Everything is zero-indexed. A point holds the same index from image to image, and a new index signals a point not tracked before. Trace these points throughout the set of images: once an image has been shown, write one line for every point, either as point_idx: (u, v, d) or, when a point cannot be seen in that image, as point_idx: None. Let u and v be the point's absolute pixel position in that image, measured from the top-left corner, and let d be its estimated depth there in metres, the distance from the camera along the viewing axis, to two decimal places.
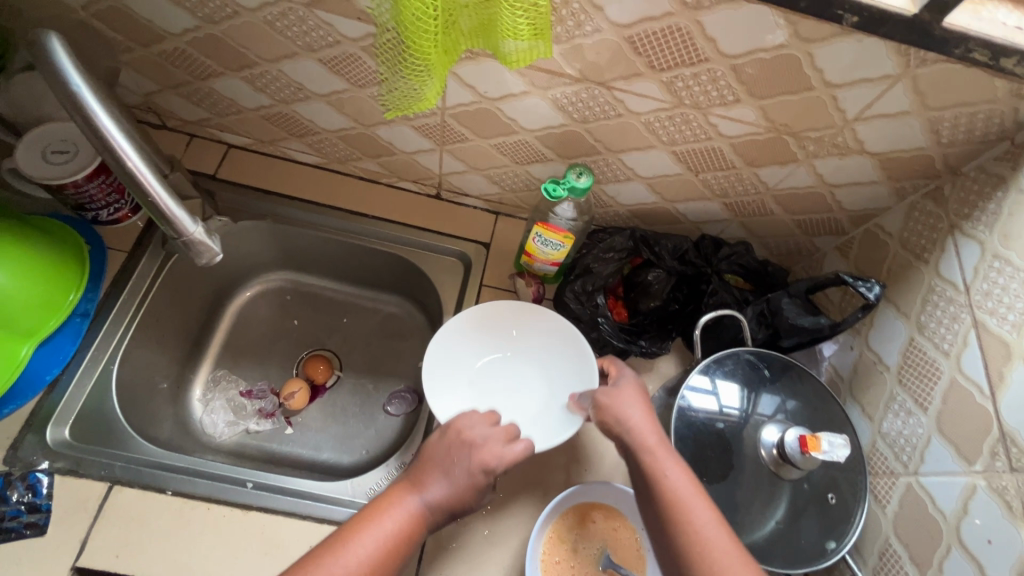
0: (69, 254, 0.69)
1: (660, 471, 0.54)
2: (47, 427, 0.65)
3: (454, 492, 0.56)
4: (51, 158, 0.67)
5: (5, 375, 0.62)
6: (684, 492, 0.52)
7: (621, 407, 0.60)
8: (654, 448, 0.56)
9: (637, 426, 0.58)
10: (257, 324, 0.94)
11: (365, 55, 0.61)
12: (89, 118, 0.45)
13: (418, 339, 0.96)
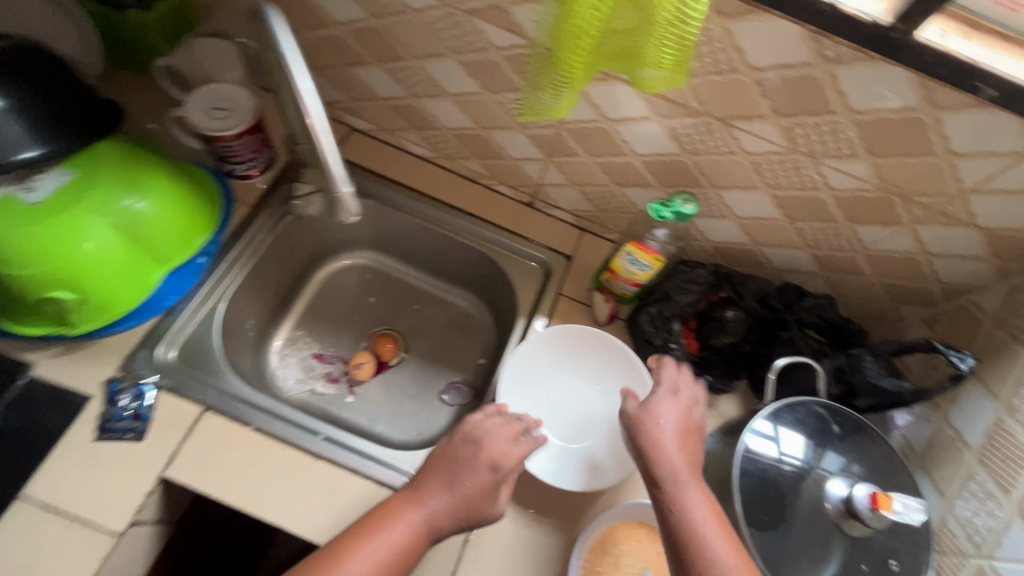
0: (199, 189, 0.77)
1: (681, 500, 0.55)
2: (157, 346, 0.72)
3: (461, 497, 0.59)
4: (210, 113, 0.76)
5: (137, 293, 0.70)
6: (706, 525, 0.53)
7: (651, 425, 0.60)
8: (678, 477, 0.56)
9: (664, 449, 0.58)
10: (337, 296, 1.01)
11: (505, 63, 0.67)
12: (281, 59, 0.49)
13: (481, 336, 1.00)
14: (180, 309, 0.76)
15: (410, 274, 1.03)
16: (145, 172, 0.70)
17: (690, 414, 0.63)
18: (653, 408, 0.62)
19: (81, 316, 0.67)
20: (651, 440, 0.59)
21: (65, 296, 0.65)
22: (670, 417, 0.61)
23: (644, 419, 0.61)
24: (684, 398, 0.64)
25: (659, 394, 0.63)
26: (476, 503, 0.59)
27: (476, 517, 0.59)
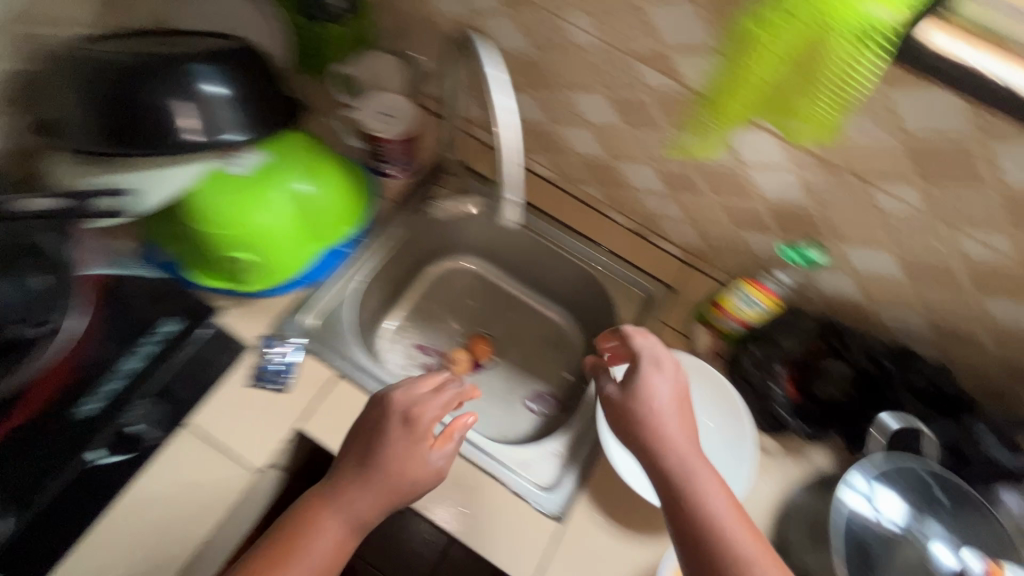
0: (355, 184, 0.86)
1: (694, 489, 0.55)
2: (300, 312, 0.81)
3: (389, 469, 0.62)
4: (379, 117, 0.87)
5: (295, 263, 0.79)
6: (727, 518, 0.53)
7: (644, 408, 0.61)
8: (683, 466, 0.57)
9: (662, 435, 0.59)
10: (441, 295, 1.08)
11: (653, 102, 0.74)
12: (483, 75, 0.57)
13: (570, 352, 1.05)
14: (325, 284, 0.85)
15: (509, 282, 1.08)
16: (327, 164, 0.82)
17: (681, 395, 0.63)
18: (647, 392, 0.62)
19: (253, 277, 0.77)
20: (648, 426, 0.60)
21: (245, 257, 0.75)
22: (665, 399, 0.62)
23: (636, 403, 0.61)
24: (675, 381, 0.64)
25: (643, 376, 0.63)
26: (414, 470, 0.62)
27: (414, 481, 0.62)
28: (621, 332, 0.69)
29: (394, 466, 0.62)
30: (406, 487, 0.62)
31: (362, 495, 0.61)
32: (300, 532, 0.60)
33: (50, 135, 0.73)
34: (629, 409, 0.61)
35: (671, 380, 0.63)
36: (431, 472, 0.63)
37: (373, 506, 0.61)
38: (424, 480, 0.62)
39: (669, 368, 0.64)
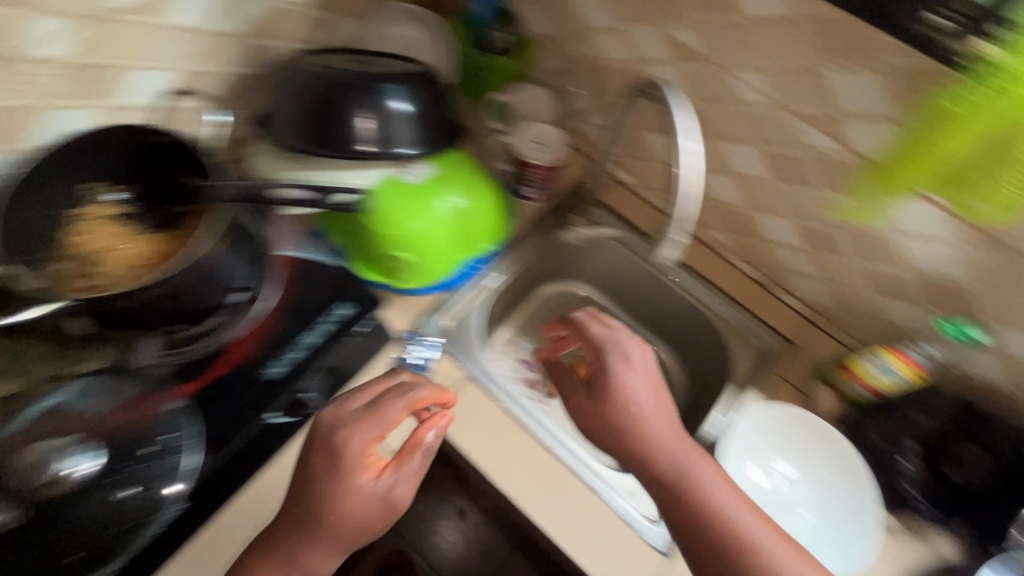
0: (502, 201, 0.92)
1: (693, 480, 0.62)
2: (433, 313, 0.87)
3: (341, 521, 0.56)
4: (531, 144, 0.93)
5: (445, 266, 0.85)
6: (741, 516, 0.59)
7: (629, 412, 0.66)
8: (678, 465, 0.63)
9: (649, 438, 0.64)
10: (548, 316, 1.12)
11: (813, 161, 0.76)
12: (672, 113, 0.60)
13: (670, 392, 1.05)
14: (460, 292, 0.90)
15: (616, 314, 1.08)
16: (484, 185, 0.90)
17: (650, 386, 0.68)
18: (626, 398, 0.67)
19: (405, 276, 0.83)
20: (632, 427, 0.65)
21: (404, 256, 0.81)
22: (642, 401, 0.66)
23: (612, 412, 0.66)
24: (644, 376, 0.69)
25: (614, 379, 0.68)
26: (370, 502, 0.57)
27: (371, 516, 0.57)
28: (577, 323, 0.75)
29: (348, 509, 0.56)
30: (368, 521, 0.57)
31: (324, 536, 0.56)
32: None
33: (263, 131, 0.86)
34: (608, 416, 0.66)
35: (642, 379, 0.68)
36: (402, 493, 0.59)
37: (338, 540, 0.57)
38: (388, 507, 0.58)
39: (625, 356, 0.70)
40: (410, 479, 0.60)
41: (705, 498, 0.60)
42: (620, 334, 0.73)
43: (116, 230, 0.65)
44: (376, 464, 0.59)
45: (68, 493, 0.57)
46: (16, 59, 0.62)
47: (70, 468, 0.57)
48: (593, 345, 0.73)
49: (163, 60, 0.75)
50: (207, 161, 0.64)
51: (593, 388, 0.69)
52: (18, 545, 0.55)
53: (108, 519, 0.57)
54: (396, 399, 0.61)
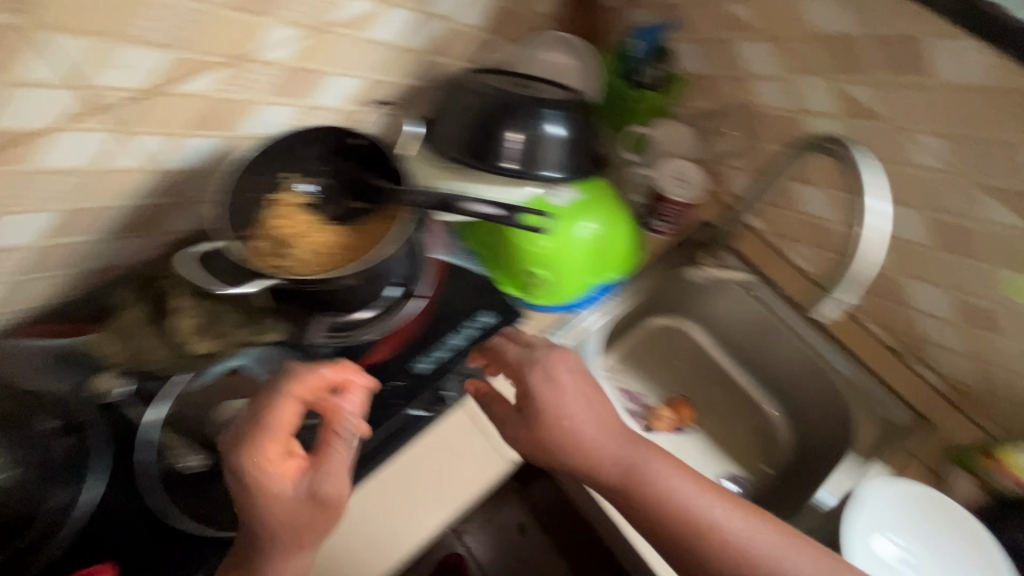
0: (633, 231, 0.93)
1: (652, 486, 0.63)
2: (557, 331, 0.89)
3: (280, 535, 0.50)
4: (672, 181, 0.94)
5: (576, 288, 0.87)
6: (696, 504, 0.62)
7: (559, 431, 0.63)
8: (623, 468, 0.63)
9: (588, 450, 0.63)
10: (654, 349, 1.13)
11: (987, 236, 0.72)
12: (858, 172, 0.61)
13: (775, 447, 1.04)
14: (580, 316, 0.92)
15: (720, 357, 1.11)
16: (621, 218, 0.91)
17: (582, 391, 0.66)
18: (557, 416, 0.63)
19: (535, 293, 0.86)
20: (574, 452, 0.63)
21: (538, 274, 0.84)
22: (572, 414, 0.64)
23: (546, 439, 0.63)
24: (572, 383, 0.66)
25: (543, 403, 0.63)
26: (291, 507, 0.50)
27: (300, 530, 0.50)
28: (494, 348, 0.69)
29: (275, 525, 0.50)
30: (302, 532, 0.50)
31: (275, 552, 0.51)
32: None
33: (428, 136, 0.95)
34: (537, 441, 0.64)
35: (573, 397, 0.65)
36: (334, 511, 0.52)
37: (295, 554, 0.51)
38: (322, 522, 0.51)
39: (543, 362, 0.66)
40: (336, 492, 0.51)
41: (657, 492, 0.62)
42: (538, 354, 0.67)
43: (302, 216, 0.71)
44: (286, 458, 0.52)
45: None
46: (250, 61, 0.70)
47: None
48: (514, 368, 0.67)
49: (355, 69, 0.83)
50: (399, 168, 0.71)
51: (524, 410, 0.64)
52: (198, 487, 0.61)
53: None
54: (275, 398, 0.53)
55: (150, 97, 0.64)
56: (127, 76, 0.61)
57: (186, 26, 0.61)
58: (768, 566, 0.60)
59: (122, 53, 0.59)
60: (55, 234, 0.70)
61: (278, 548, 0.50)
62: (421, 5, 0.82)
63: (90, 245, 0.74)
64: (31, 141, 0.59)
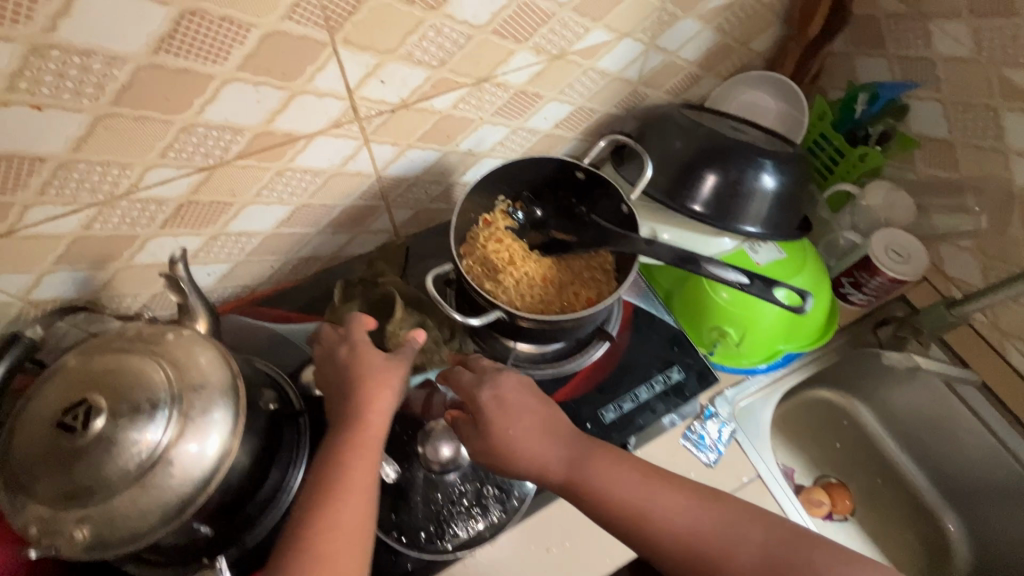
0: (831, 301, 0.86)
1: (600, 487, 0.56)
2: (725, 392, 0.83)
3: (363, 395, 0.56)
4: (888, 254, 0.84)
5: (761, 353, 0.81)
6: (643, 497, 0.56)
7: (500, 442, 0.58)
8: (570, 467, 0.58)
9: (533, 458, 0.58)
10: (812, 422, 1.03)
11: None
12: None
13: (941, 557, 0.94)
14: (756, 380, 0.87)
15: (891, 446, 0.99)
16: (825, 285, 0.84)
17: (525, 403, 0.60)
18: (500, 427, 0.58)
19: (720, 350, 0.82)
20: (521, 468, 0.58)
21: (729, 333, 0.79)
22: (514, 421, 0.59)
23: (490, 453, 0.58)
24: (514, 394, 0.60)
25: (489, 419, 0.58)
26: (377, 368, 0.57)
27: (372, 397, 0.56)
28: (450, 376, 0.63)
29: (358, 389, 0.56)
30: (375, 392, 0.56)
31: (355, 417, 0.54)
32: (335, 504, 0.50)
33: (615, 156, 0.86)
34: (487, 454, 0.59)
35: (512, 407, 0.59)
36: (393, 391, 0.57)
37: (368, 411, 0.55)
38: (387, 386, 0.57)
39: (494, 382, 0.61)
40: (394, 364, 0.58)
41: (604, 487, 0.56)
42: (489, 374, 0.62)
43: (513, 242, 0.72)
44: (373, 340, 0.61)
45: (433, 470, 0.63)
46: (489, 83, 0.70)
47: (439, 447, 0.64)
48: (466, 395, 0.61)
49: (573, 95, 0.81)
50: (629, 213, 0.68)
51: (474, 421, 0.60)
52: (392, 502, 0.62)
53: (462, 504, 0.63)
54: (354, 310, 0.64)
55: (398, 110, 0.66)
56: (387, 91, 0.63)
57: (449, 48, 0.62)
58: (719, 547, 0.53)
59: (391, 69, 0.60)
60: (284, 224, 0.73)
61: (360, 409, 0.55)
62: (653, 37, 0.79)
63: (306, 236, 0.77)
64: (296, 144, 0.62)
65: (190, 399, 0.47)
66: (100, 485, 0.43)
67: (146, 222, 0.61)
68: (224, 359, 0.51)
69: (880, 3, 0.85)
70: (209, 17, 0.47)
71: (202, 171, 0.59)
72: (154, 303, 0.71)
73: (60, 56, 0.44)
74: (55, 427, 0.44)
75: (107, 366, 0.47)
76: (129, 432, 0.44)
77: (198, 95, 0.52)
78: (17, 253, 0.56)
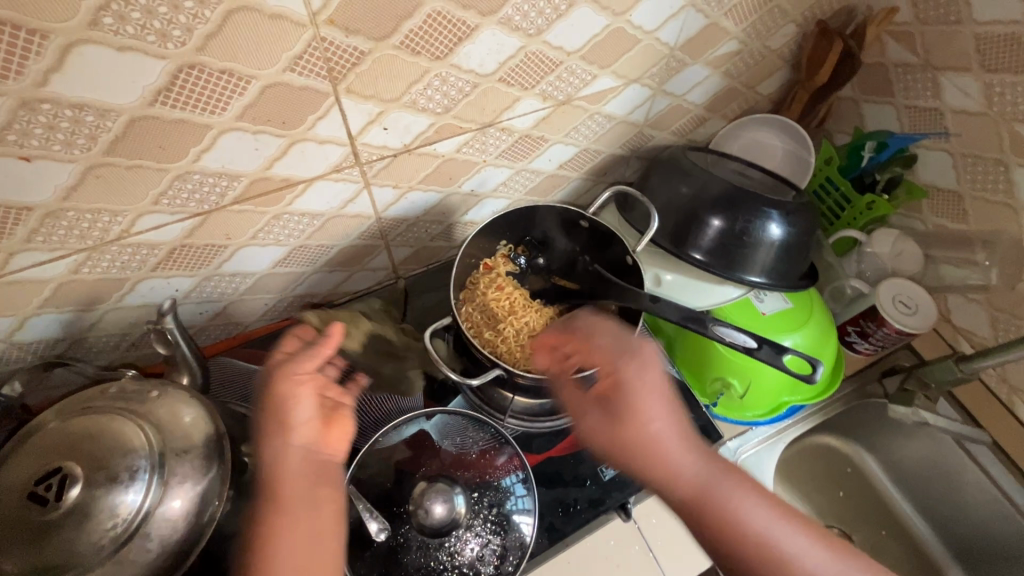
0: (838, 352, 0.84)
1: (731, 511, 0.54)
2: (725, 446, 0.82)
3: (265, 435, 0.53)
4: (895, 304, 0.82)
5: (765, 406, 0.79)
6: (774, 534, 0.53)
7: (640, 432, 0.57)
8: (704, 479, 0.56)
9: (669, 457, 0.56)
10: (817, 470, 1.00)
11: None
12: None
13: None
14: (759, 431, 0.85)
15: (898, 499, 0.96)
16: (830, 335, 0.82)
17: (668, 398, 0.59)
18: (643, 415, 0.57)
19: (724, 401, 0.79)
20: (653, 469, 0.56)
21: (733, 385, 0.77)
22: (659, 416, 0.58)
23: (625, 434, 0.57)
24: (659, 384, 0.59)
25: (632, 400, 0.58)
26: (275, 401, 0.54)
27: (273, 442, 0.53)
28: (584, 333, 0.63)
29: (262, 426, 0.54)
30: (278, 433, 0.53)
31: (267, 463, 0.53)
32: (273, 550, 0.49)
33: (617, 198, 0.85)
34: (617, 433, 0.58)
35: (658, 397, 0.59)
36: (298, 425, 0.54)
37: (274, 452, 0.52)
38: (283, 417, 0.54)
39: (642, 357, 0.60)
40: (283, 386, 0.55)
41: (737, 511, 0.54)
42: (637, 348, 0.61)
43: (513, 290, 0.71)
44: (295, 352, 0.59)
45: (425, 533, 0.61)
46: (493, 128, 0.69)
47: (431, 508, 0.61)
48: (602, 353, 0.61)
49: (578, 138, 0.79)
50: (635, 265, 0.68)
51: (614, 403, 0.59)
52: (384, 565, 0.59)
53: (452, 566, 0.60)
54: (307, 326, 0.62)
55: (401, 154, 0.64)
56: (389, 137, 0.61)
57: (454, 96, 0.61)
58: None
59: (394, 117, 0.59)
60: (280, 264, 0.71)
61: (264, 455, 0.53)
62: (660, 83, 0.78)
63: (303, 275, 0.75)
64: (294, 188, 0.61)
65: (172, 465, 0.45)
66: (72, 562, 0.41)
67: (137, 265, 0.59)
68: (208, 417, 0.49)
69: (889, 52, 0.84)
70: (207, 70, 0.45)
71: (197, 217, 0.58)
72: (142, 343, 0.69)
73: (51, 109, 0.42)
74: (25, 498, 0.42)
75: (84, 430, 0.44)
76: (106, 503, 0.42)
77: (195, 143, 0.50)
78: (1, 297, 0.54)
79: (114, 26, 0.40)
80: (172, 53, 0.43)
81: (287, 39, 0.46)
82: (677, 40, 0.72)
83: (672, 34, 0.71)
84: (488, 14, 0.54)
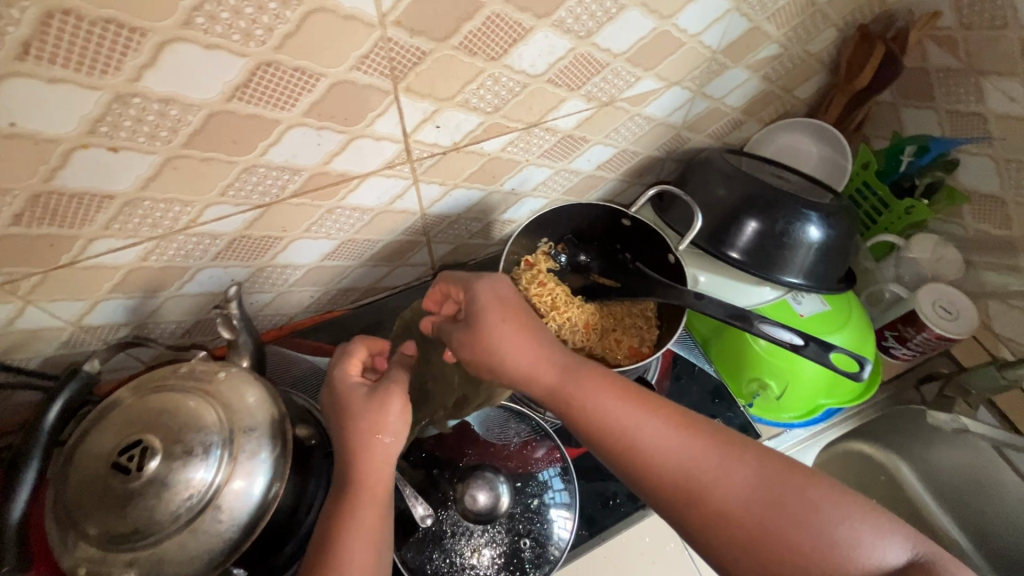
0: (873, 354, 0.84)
1: (583, 406, 0.52)
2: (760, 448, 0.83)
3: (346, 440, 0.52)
4: (935, 309, 0.82)
5: (803, 409, 0.79)
6: (631, 423, 0.51)
7: (490, 338, 0.55)
8: (561, 382, 0.53)
9: (520, 364, 0.54)
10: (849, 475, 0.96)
11: None
12: None
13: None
14: (794, 434, 0.86)
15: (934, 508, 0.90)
16: (868, 336, 0.82)
17: (525, 310, 0.57)
18: (493, 329, 0.55)
19: (760, 403, 0.79)
20: (504, 376, 0.55)
21: (770, 386, 0.77)
22: (509, 326, 0.55)
23: (477, 345, 0.55)
24: (514, 295, 0.58)
25: (479, 313, 0.56)
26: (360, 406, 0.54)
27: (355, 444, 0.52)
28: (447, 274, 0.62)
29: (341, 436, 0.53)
30: (359, 445, 0.52)
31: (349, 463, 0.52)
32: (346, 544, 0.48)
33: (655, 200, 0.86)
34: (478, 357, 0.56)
35: (510, 309, 0.56)
36: (385, 448, 0.52)
37: (363, 465, 0.51)
38: (382, 444, 0.52)
39: (493, 279, 0.59)
40: (382, 405, 0.53)
41: (595, 407, 0.52)
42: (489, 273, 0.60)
43: (555, 285, 0.73)
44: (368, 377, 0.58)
45: (468, 518, 0.62)
46: (538, 127, 0.70)
47: (476, 495, 0.63)
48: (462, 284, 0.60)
49: (618, 139, 0.81)
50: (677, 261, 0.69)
51: (465, 314, 0.57)
52: (428, 549, 0.61)
53: (492, 553, 0.61)
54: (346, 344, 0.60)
55: (449, 152, 0.67)
56: (440, 135, 0.64)
57: (504, 96, 0.63)
58: (709, 478, 0.48)
59: (447, 115, 0.61)
60: (328, 257, 0.73)
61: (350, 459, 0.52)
62: (700, 86, 0.79)
63: (348, 269, 0.77)
64: (349, 183, 0.63)
65: (240, 442, 0.47)
66: (150, 530, 0.43)
67: (199, 255, 0.62)
68: (271, 398, 0.51)
69: (930, 57, 0.84)
70: (282, 68, 0.48)
71: (258, 209, 0.60)
72: (197, 330, 0.72)
73: (141, 103, 0.45)
74: (110, 468, 0.44)
75: (160, 406, 0.47)
76: (181, 477, 0.44)
77: (264, 138, 0.53)
78: (76, 282, 0.57)
79: (206, 25, 0.42)
80: (253, 52, 0.45)
81: (356, 39, 0.49)
82: (719, 43, 0.73)
83: (715, 38, 0.72)
84: (544, 17, 0.56)
